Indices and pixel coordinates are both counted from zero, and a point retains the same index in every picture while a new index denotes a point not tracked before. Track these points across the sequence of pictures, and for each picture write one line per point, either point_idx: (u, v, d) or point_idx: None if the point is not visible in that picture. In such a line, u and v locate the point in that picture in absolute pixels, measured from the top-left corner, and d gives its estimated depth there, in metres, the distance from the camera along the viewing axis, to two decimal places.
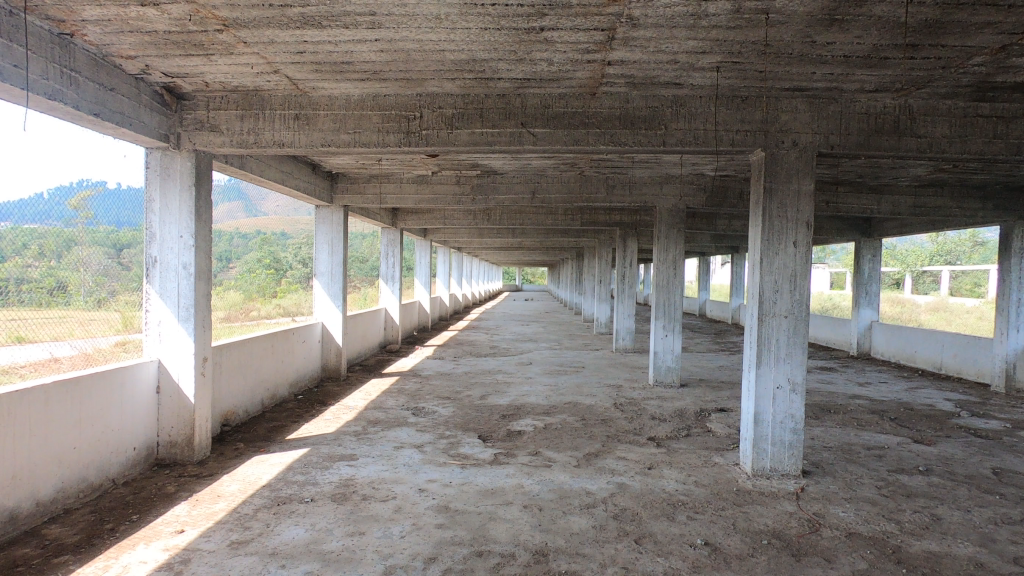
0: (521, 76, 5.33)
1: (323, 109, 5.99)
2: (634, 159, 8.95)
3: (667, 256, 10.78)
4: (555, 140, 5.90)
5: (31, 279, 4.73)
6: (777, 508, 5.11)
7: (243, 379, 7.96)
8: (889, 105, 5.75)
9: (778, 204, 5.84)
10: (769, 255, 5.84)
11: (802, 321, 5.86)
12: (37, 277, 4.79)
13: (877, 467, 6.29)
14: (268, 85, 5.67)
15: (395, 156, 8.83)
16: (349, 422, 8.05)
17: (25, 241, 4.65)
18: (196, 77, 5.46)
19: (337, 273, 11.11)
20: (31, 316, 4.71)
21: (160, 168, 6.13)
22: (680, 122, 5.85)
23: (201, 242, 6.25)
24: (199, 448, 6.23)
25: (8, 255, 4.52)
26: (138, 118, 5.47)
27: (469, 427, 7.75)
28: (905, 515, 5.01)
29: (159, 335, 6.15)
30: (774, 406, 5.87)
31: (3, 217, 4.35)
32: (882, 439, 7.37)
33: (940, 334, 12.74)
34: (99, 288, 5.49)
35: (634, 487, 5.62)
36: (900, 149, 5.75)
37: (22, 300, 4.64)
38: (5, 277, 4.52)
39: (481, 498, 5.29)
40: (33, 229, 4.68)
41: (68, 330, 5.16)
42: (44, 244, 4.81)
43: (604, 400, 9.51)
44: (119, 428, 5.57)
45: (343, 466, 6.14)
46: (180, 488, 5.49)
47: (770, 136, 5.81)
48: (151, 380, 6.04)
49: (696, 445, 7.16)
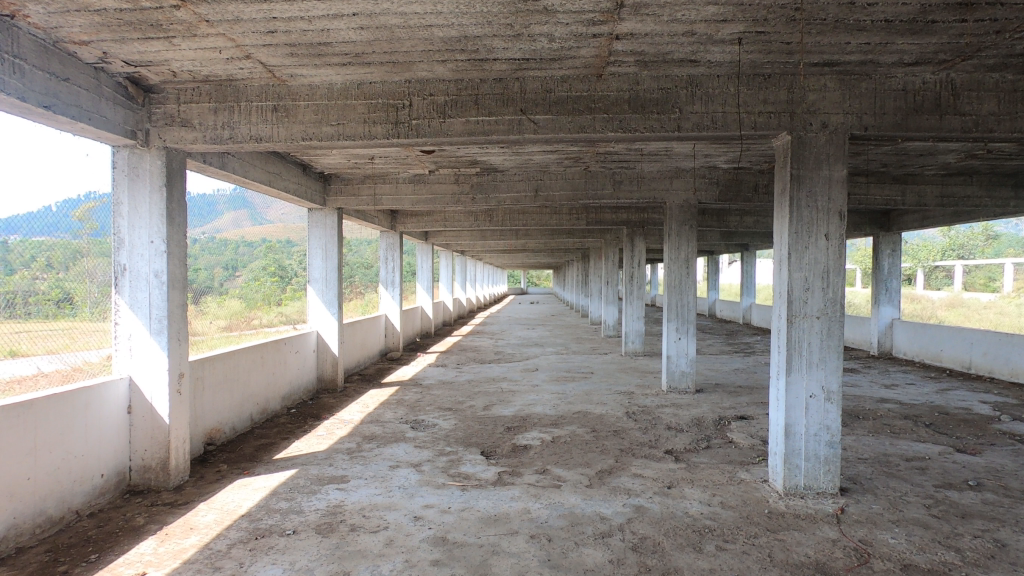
0: (518, 55, 4.80)
1: (304, 99, 5.48)
2: (643, 151, 8.39)
3: (679, 254, 10.22)
4: (558, 127, 5.35)
5: (37, 292, 5.01)
6: (817, 535, 4.53)
7: (229, 394, 7.44)
8: (929, 81, 5.17)
9: (808, 193, 5.27)
10: (798, 250, 5.26)
11: (837, 322, 5.27)
12: (43, 290, 5.06)
13: (922, 482, 5.68)
14: (241, 73, 5.15)
15: (388, 153, 8.31)
16: (343, 438, 7.51)
17: (34, 253, 4.88)
18: (162, 65, 4.96)
19: (332, 279, 10.59)
20: (32, 328, 4.90)
21: (128, 168, 5.61)
22: (695, 104, 5.30)
23: (174, 248, 5.72)
24: (175, 473, 5.71)
25: (15, 267, 4.76)
26: (98, 112, 4.95)
27: (471, 442, 7.19)
28: (965, 541, 4.41)
29: (129, 350, 5.63)
30: (808, 417, 5.29)
31: (10, 231, 4.61)
32: (921, 449, 6.75)
33: (968, 332, 12.08)
34: (105, 300, 5.71)
35: (653, 510, 5.05)
36: (942, 129, 5.17)
37: (28, 312, 4.91)
38: (14, 290, 4.79)
39: (483, 527, 4.73)
40: (41, 241, 4.91)
41: (65, 341, 5.28)
42: (51, 256, 5.03)
43: (616, 409, 8.93)
44: (84, 454, 5.06)
45: (332, 491, 5.60)
46: (150, 520, 4.95)
47: (796, 118, 5.25)
48: (120, 399, 5.52)
49: (719, 459, 6.56)
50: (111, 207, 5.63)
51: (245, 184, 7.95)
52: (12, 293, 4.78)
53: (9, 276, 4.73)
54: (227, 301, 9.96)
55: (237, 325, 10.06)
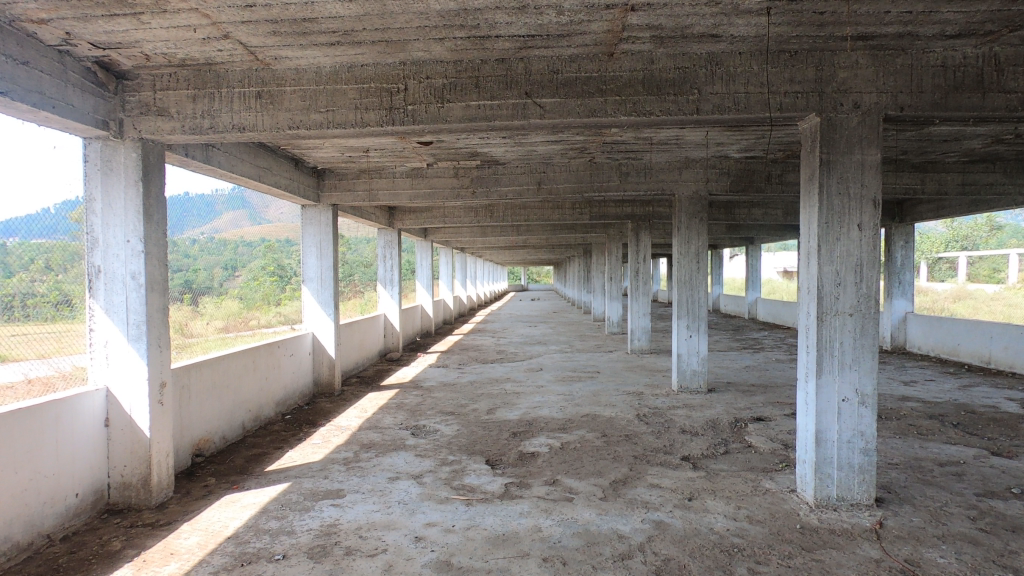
0: (523, 31, 4.37)
1: (290, 84, 5.04)
2: (652, 139, 7.96)
3: (689, 248, 9.81)
4: (567, 111, 4.92)
5: (36, 294, 4.75)
6: (858, 555, 4.13)
7: (218, 402, 7.03)
8: (970, 56, 4.73)
9: (839, 179, 4.84)
10: (828, 241, 4.85)
11: (872, 319, 4.86)
12: (42, 292, 4.82)
13: (961, 490, 5.28)
14: (220, 56, 4.72)
15: (383, 144, 7.88)
16: (340, 447, 7.11)
17: (31, 256, 4.74)
18: (133, 47, 4.52)
19: (327, 278, 10.17)
20: (32, 331, 4.69)
21: (100, 161, 5.18)
22: (716, 84, 4.87)
23: (152, 248, 5.30)
24: (157, 490, 5.30)
25: (14, 270, 4.56)
26: (64, 99, 4.52)
27: (475, 450, 6.79)
28: (1021, 560, 4.01)
29: (106, 358, 5.22)
30: (840, 423, 4.89)
31: (10, 233, 4.44)
32: (954, 452, 6.35)
33: (987, 325, 11.66)
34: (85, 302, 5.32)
35: (675, 526, 4.65)
36: (985, 108, 4.74)
37: (27, 316, 4.64)
38: (11, 292, 4.51)
39: (491, 549, 4.32)
40: (39, 244, 4.79)
41: (54, 346, 4.99)
42: (49, 258, 4.93)
43: (626, 411, 8.52)
44: (56, 472, 4.65)
45: (326, 507, 5.19)
46: (128, 544, 4.54)
47: (825, 98, 4.82)
48: (96, 412, 5.11)
49: (740, 466, 6.15)
50: (83, 205, 5.19)
51: (232, 180, 7.52)
52: (9, 296, 4.49)
53: (7, 278, 4.49)
54: (224, 303, 9.50)
55: (233, 326, 9.55)
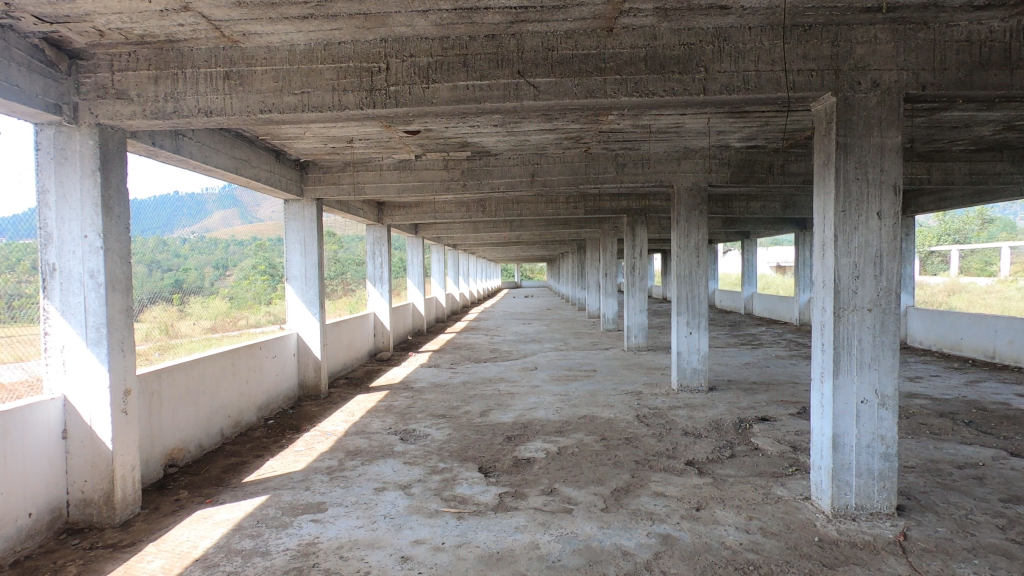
0: (514, 2, 3.97)
1: (260, 64, 4.62)
2: (651, 127, 7.59)
3: (689, 242, 9.45)
4: (563, 91, 4.54)
5: (24, 295, 4.73)
6: (885, 572, 3.78)
7: (194, 408, 6.61)
8: (997, 29, 4.38)
9: (857, 164, 4.49)
10: (845, 231, 4.50)
11: (892, 315, 4.52)
12: (31, 292, 4.81)
13: (986, 496, 4.95)
14: (182, 32, 4.30)
15: (368, 134, 7.46)
16: (324, 454, 6.70)
17: (20, 257, 4.71)
18: (83, 21, 4.08)
19: (312, 276, 9.73)
20: (19, 332, 4.67)
21: (54, 149, 4.74)
22: (724, 62, 4.50)
23: (111, 243, 4.86)
24: (122, 507, 4.89)
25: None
26: (8, 79, 4.04)
27: (467, 457, 6.41)
28: None
29: (63, 364, 4.79)
30: (859, 426, 4.55)
31: None
32: (971, 453, 6.04)
33: (991, 319, 11.42)
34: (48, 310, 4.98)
35: (684, 541, 4.29)
36: (1013, 86, 4.39)
37: (14, 316, 4.64)
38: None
39: (484, 570, 3.94)
40: (27, 245, 4.76)
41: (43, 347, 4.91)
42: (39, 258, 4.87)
43: (625, 412, 8.17)
44: (6, 491, 4.22)
45: (306, 523, 4.80)
46: (84, 569, 4.13)
47: (841, 77, 4.47)
48: (52, 423, 4.68)
49: (748, 472, 5.81)
50: (36, 197, 4.76)
51: (207, 172, 7.09)
52: None
53: None
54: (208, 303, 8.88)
55: (220, 327, 8.93)
